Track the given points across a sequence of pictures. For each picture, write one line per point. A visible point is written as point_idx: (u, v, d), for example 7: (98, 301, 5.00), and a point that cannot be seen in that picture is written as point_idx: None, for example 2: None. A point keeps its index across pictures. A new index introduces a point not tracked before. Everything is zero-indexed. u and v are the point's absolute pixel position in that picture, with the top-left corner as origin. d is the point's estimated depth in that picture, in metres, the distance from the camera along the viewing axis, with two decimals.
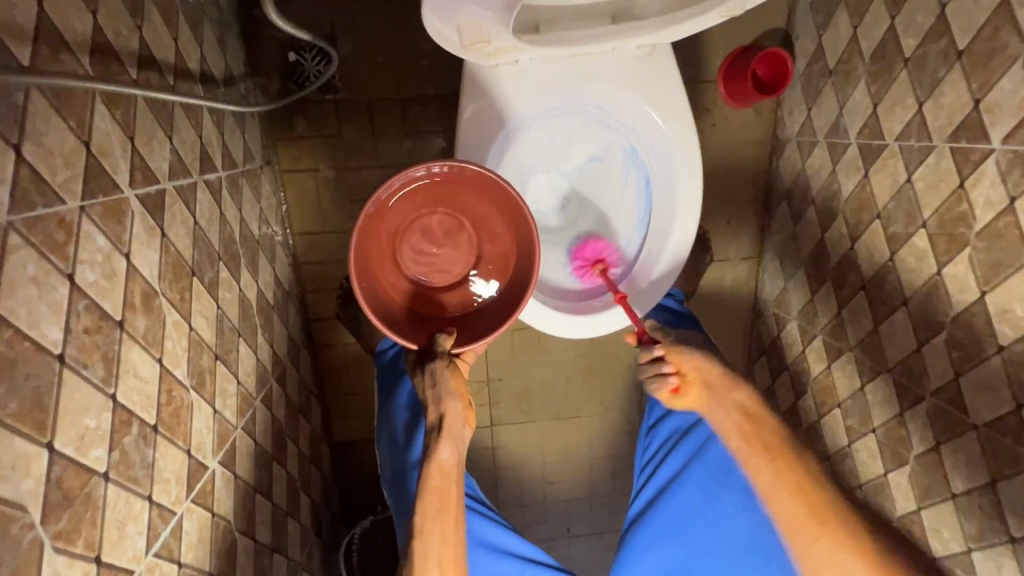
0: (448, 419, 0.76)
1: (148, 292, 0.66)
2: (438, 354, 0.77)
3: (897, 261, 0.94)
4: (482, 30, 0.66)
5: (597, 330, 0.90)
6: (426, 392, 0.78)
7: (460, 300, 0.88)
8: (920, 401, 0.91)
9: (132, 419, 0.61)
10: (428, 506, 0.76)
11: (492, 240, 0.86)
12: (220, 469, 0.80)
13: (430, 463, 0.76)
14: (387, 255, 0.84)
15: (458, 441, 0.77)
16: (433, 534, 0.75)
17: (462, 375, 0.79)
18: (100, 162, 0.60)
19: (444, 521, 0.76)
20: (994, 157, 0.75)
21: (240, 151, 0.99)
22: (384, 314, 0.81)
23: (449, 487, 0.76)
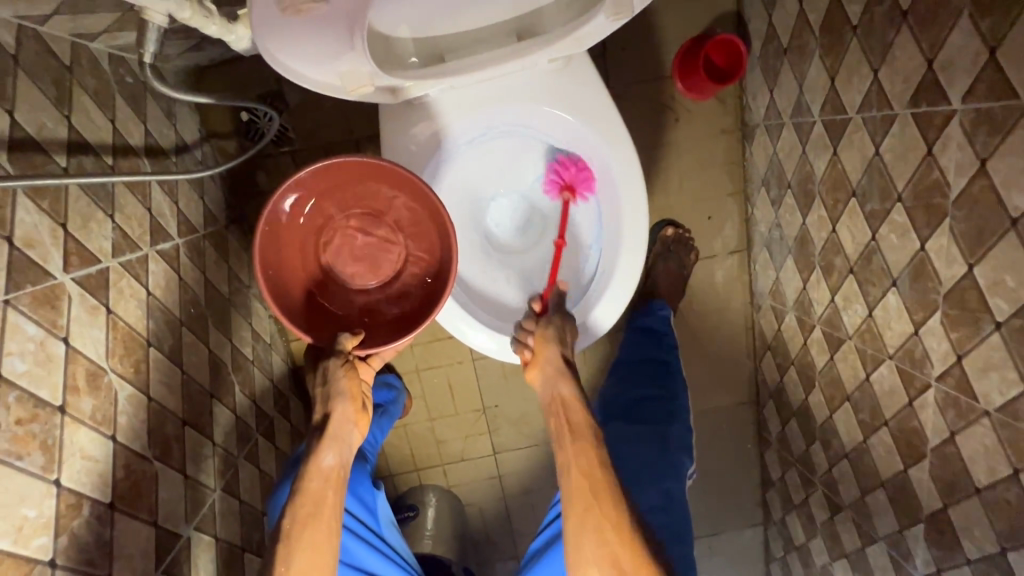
0: (335, 419, 0.81)
1: (93, 372, 0.68)
2: (335, 353, 0.79)
3: (880, 239, 0.87)
4: (360, 75, 0.64)
5: None
6: (318, 389, 0.82)
7: (385, 299, 0.88)
8: (927, 389, 0.84)
9: (82, 501, 0.62)
10: (299, 512, 0.76)
11: (418, 240, 0.85)
12: (196, 535, 0.80)
13: (310, 468, 0.79)
14: (301, 242, 0.83)
15: (343, 447, 0.81)
16: (302, 541, 0.75)
17: (357, 376, 0.82)
18: (26, 254, 0.61)
19: (315, 527, 0.76)
20: (957, 119, 0.69)
21: (199, 216, 1.01)
22: (301, 315, 0.81)
23: (325, 494, 0.78)
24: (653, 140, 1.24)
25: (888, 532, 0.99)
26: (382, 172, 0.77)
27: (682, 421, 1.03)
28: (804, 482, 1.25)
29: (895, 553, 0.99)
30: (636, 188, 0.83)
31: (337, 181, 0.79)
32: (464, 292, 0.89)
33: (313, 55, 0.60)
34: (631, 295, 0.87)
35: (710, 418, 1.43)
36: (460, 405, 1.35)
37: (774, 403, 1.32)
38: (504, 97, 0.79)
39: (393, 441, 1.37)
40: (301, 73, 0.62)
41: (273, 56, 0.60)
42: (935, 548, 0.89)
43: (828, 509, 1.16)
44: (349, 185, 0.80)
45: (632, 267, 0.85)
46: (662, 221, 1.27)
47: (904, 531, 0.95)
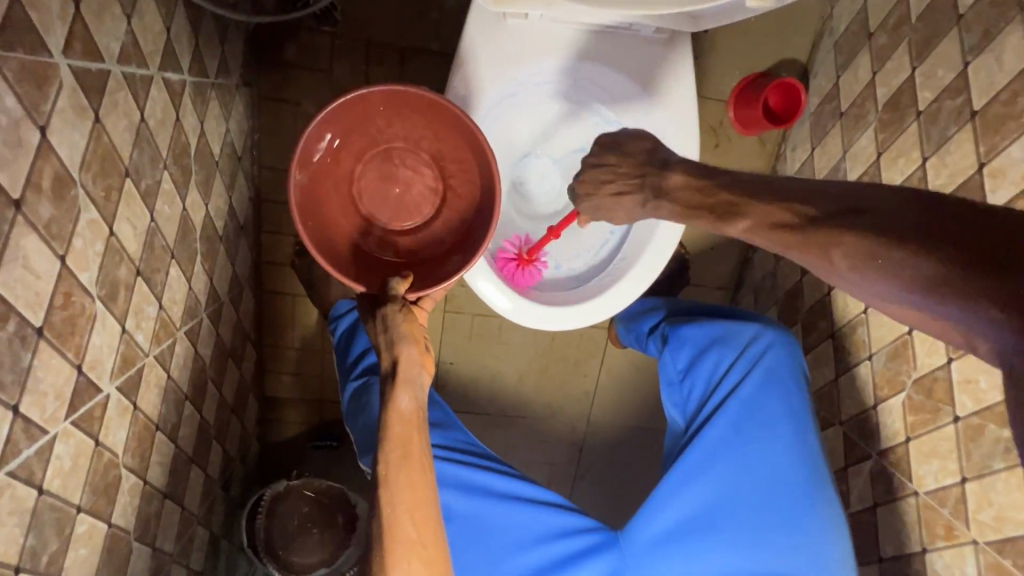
0: (403, 363, 0.69)
1: (61, 178, 0.58)
2: (390, 297, 0.71)
3: (870, 313, 0.91)
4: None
5: (577, 320, 0.85)
6: (377, 338, 0.70)
7: (443, 233, 0.81)
8: (866, 459, 0.90)
9: (10, 314, 0.53)
10: (389, 455, 0.68)
11: (449, 163, 0.79)
12: (117, 395, 0.72)
13: (389, 411, 0.69)
14: (337, 188, 0.77)
15: (417, 386, 0.70)
16: (398, 479, 0.67)
17: (417, 321, 0.72)
18: (29, 13, 0.51)
19: (409, 467, 0.68)
20: None
21: (215, 60, 0.90)
22: (356, 273, 0.76)
23: (411, 435, 0.69)
24: None
25: None
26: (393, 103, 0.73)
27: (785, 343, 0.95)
28: None
29: None
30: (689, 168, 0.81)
31: (350, 137, 0.75)
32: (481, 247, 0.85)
33: None
34: (643, 291, 0.86)
35: None
36: None
37: None
38: (581, 48, 0.78)
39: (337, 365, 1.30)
40: None
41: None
42: None
43: None
44: (359, 139, 0.76)
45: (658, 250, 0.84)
46: None
47: None
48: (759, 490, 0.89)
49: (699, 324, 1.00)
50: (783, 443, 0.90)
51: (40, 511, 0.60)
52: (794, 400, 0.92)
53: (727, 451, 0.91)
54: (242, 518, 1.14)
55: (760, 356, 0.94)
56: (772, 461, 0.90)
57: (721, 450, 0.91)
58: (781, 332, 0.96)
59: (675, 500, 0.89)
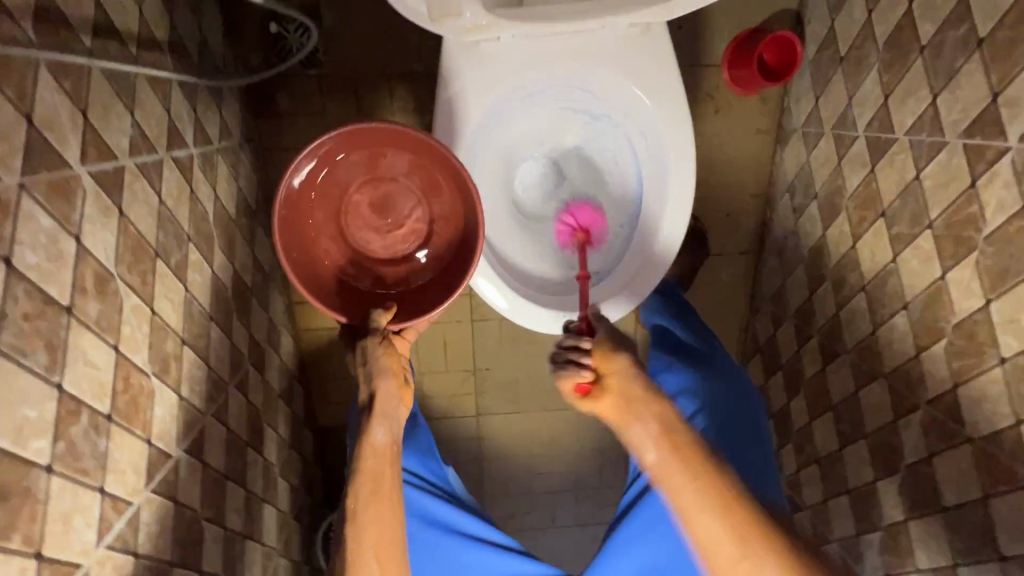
0: (380, 398, 0.74)
1: (101, 275, 0.63)
2: (373, 330, 0.74)
3: (900, 262, 0.89)
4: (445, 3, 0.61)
5: (594, 317, 0.85)
6: (357, 370, 0.75)
7: (426, 265, 0.83)
8: (914, 410, 0.88)
9: (81, 408, 0.59)
10: (360, 490, 0.71)
11: (432, 199, 0.81)
12: (186, 457, 0.78)
13: (364, 446, 0.73)
14: (324, 221, 0.80)
15: (393, 422, 0.74)
16: (366, 515, 0.70)
17: (397, 352, 0.76)
18: (45, 136, 0.56)
19: (377, 505, 0.71)
20: (1009, 156, 0.70)
21: (216, 127, 0.94)
22: (341, 304, 0.79)
23: (383, 470, 0.72)
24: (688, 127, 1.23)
25: (844, 535, 1.05)
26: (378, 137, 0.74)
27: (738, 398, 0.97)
28: None
29: (849, 555, 1.04)
30: (686, 166, 0.80)
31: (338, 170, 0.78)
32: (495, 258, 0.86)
33: None
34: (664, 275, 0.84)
35: None
36: (452, 364, 1.34)
37: None
38: (554, 55, 0.77)
39: None
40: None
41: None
42: (888, 554, 0.95)
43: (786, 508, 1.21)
44: (343, 171, 0.78)
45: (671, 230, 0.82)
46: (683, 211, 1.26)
47: (860, 536, 1.01)
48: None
49: (661, 374, 1.01)
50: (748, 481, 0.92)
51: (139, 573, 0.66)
52: (749, 456, 0.93)
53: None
54: (317, 543, 1.22)
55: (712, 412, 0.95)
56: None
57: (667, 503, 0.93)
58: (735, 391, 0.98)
59: (636, 544, 0.93)
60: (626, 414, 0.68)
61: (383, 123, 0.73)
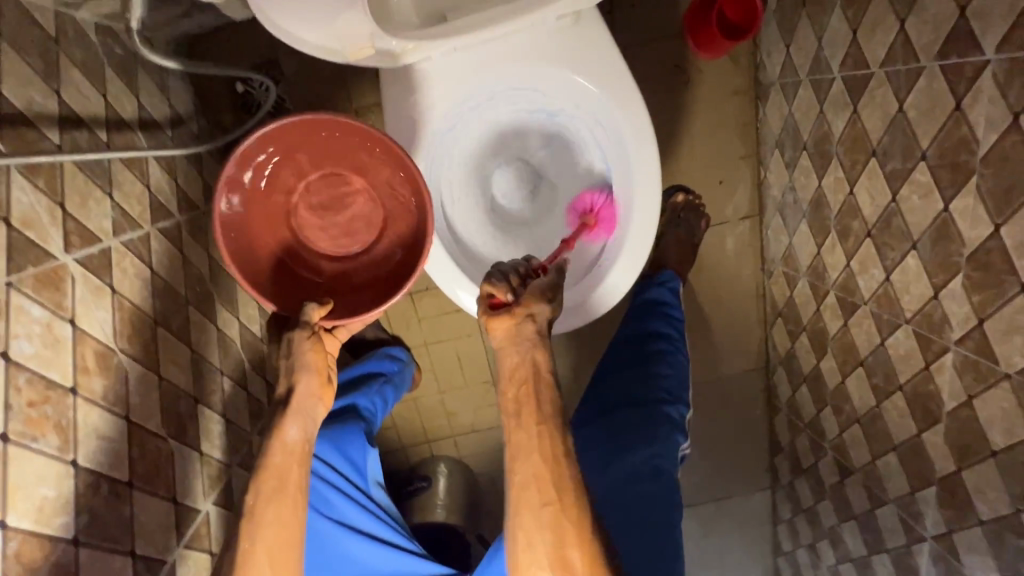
0: (296, 393, 0.73)
1: (102, 352, 0.67)
2: (301, 323, 0.71)
3: (901, 200, 0.84)
4: (360, 36, 0.63)
5: (578, 318, 0.85)
6: (280, 360, 0.73)
7: (370, 267, 0.80)
8: (945, 352, 0.82)
9: (99, 480, 0.63)
10: (262, 486, 0.70)
11: (386, 200, 0.78)
12: (215, 509, 0.83)
13: (274, 441, 0.72)
14: (272, 207, 0.76)
15: (309, 421, 0.74)
16: (267, 514, 0.69)
17: (326, 349, 0.74)
18: (26, 234, 0.60)
19: (280, 502, 0.70)
20: (988, 70, 0.65)
21: (199, 192, 0.99)
22: (278, 298, 0.75)
23: (290, 469, 0.71)
24: (663, 101, 1.20)
25: (899, 494, 0.97)
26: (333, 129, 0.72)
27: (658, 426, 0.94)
28: (814, 447, 1.23)
29: (906, 515, 0.96)
30: (647, 146, 0.79)
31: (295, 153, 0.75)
32: (475, 269, 0.87)
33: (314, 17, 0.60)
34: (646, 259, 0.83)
35: (720, 386, 1.42)
36: (469, 378, 1.34)
37: (784, 370, 1.31)
38: (492, 63, 0.77)
39: (404, 412, 1.37)
40: (304, 40, 0.62)
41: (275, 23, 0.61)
42: (946, 509, 0.87)
43: (836, 473, 1.15)
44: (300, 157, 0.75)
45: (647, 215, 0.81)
46: (674, 186, 1.23)
47: (916, 494, 0.93)
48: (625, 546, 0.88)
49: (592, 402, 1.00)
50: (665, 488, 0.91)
51: None
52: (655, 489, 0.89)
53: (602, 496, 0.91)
54: None
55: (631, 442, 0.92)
56: (649, 504, 0.89)
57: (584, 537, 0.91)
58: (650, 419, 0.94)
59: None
60: (521, 367, 0.67)
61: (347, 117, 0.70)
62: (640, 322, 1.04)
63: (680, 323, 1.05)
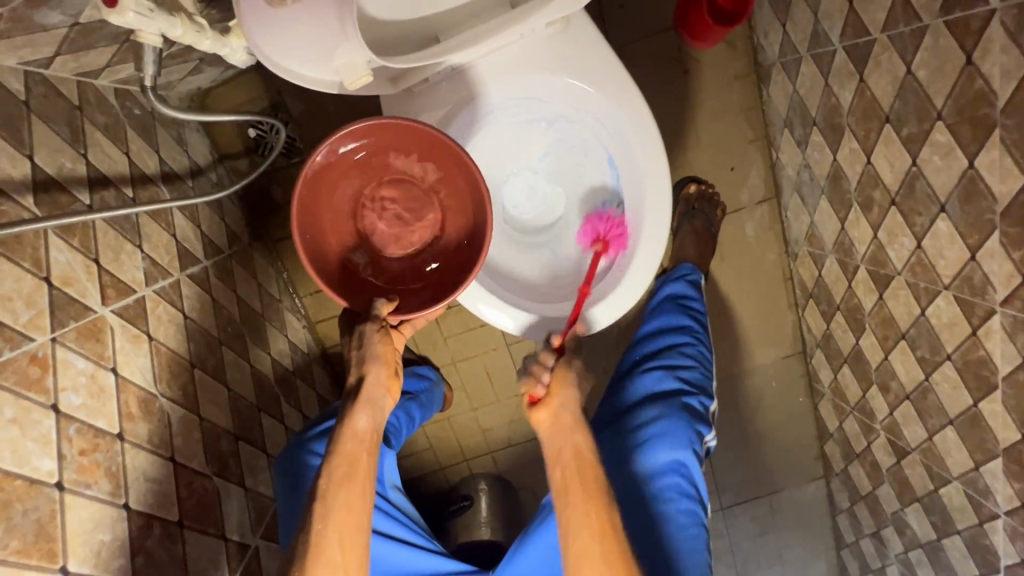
0: (367, 383, 0.75)
1: (145, 397, 0.70)
2: (372, 317, 0.74)
3: (922, 164, 0.81)
4: (357, 65, 0.64)
5: (602, 319, 0.85)
6: (352, 352, 0.76)
7: (432, 262, 0.82)
8: (991, 315, 0.78)
9: (152, 522, 0.65)
10: (334, 471, 0.70)
11: (445, 199, 0.80)
12: (263, 542, 0.84)
13: (345, 428, 0.74)
14: (336, 207, 0.78)
15: (377, 410, 0.75)
16: (338, 498, 0.69)
17: (393, 342, 0.77)
18: (66, 292, 0.63)
19: (350, 488, 0.70)
20: (995, 18, 0.63)
21: (223, 236, 1.03)
22: (346, 296, 0.78)
23: (360, 455, 0.72)
24: (664, 95, 1.20)
25: (962, 470, 0.92)
26: (402, 133, 0.74)
27: (680, 418, 0.90)
28: (865, 429, 1.18)
29: (973, 491, 0.91)
30: (652, 140, 0.80)
31: (357, 155, 0.76)
32: (494, 280, 0.88)
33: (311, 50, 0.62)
34: (664, 251, 0.83)
35: (757, 375, 1.38)
36: (501, 392, 1.33)
37: (823, 352, 1.27)
38: (488, 78, 0.78)
39: (439, 432, 1.37)
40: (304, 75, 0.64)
41: (275, 62, 0.62)
42: (1016, 482, 0.82)
43: (892, 454, 1.09)
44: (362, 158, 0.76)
45: (662, 207, 0.82)
46: (685, 178, 1.22)
47: (981, 468, 0.88)
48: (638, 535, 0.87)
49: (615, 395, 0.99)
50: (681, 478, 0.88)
51: None
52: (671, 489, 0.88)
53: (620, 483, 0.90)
54: None
55: (651, 438, 0.89)
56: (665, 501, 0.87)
57: None
58: (672, 414, 0.90)
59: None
60: (564, 448, 0.73)
61: (409, 119, 0.71)
62: (663, 316, 1.02)
63: (701, 315, 1.03)
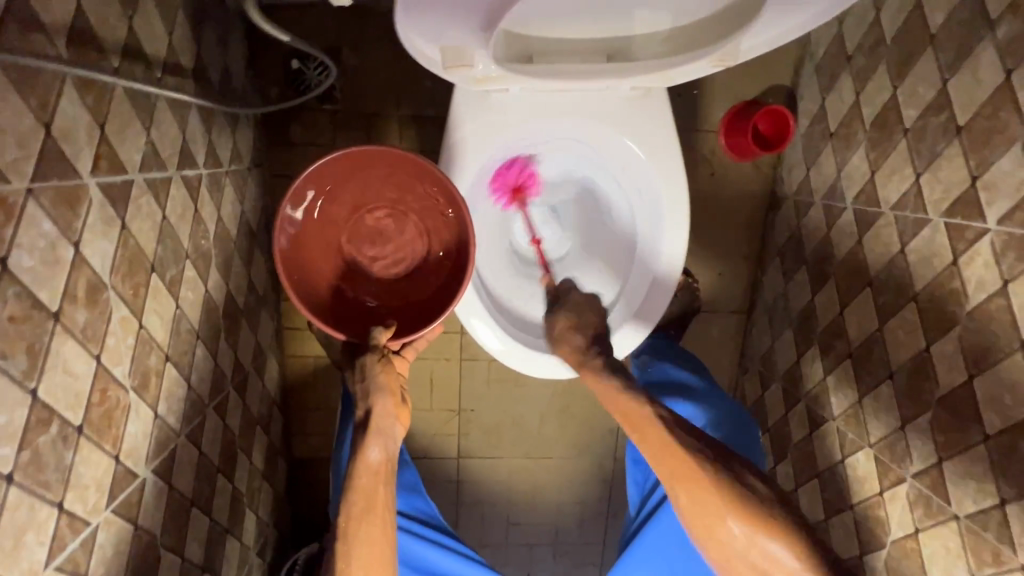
0: (375, 416, 0.76)
1: (94, 284, 0.63)
2: (372, 347, 0.75)
3: (886, 331, 0.89)
4: (463, 54, 0.66)
5: (576, 369, 0.88)
6: (356, 386, 0.77)
7: (428, 274, 0.84)
8: (899, 484, 0.87)
9: (53, 417, 0.58)
10: (352, 508, 0.73)
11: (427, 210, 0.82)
12: (152, 478, 0.76)
13: (358, 463, 0.75)
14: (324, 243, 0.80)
15: (388, 440, 0.76)
16: (358, 533, 0.73)
17: (395, 370, 0.77)
18: (61, 145, 0.58)
19: (372, 523, 0.74)
20: (989, 238, 0.73)
21: (228, 151, 0.98)
22: (348, 324, 0.79)
23: (376, 489, 0.75)
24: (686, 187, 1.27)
25: None
26: (379, 161, 0.76)
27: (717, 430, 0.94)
28: None
29: None
30: (679, 204, 0.85)
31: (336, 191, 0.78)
32: (488, 298, 0.89)
33: (428, 26, 0.61)
34: (655, 324, 0.88)
35: None
36: (436, 403, 1.31)
37: None
38: (560, 111, 0.81)
39: None
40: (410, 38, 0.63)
41: (400, 22, 0.60)
42: None
43: None
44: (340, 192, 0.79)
45: (670, 262, 0.86)
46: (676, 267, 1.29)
47: None
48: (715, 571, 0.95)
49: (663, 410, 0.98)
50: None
51: None
52: None
53: (678, 546, 0.96)
54: None
55: None
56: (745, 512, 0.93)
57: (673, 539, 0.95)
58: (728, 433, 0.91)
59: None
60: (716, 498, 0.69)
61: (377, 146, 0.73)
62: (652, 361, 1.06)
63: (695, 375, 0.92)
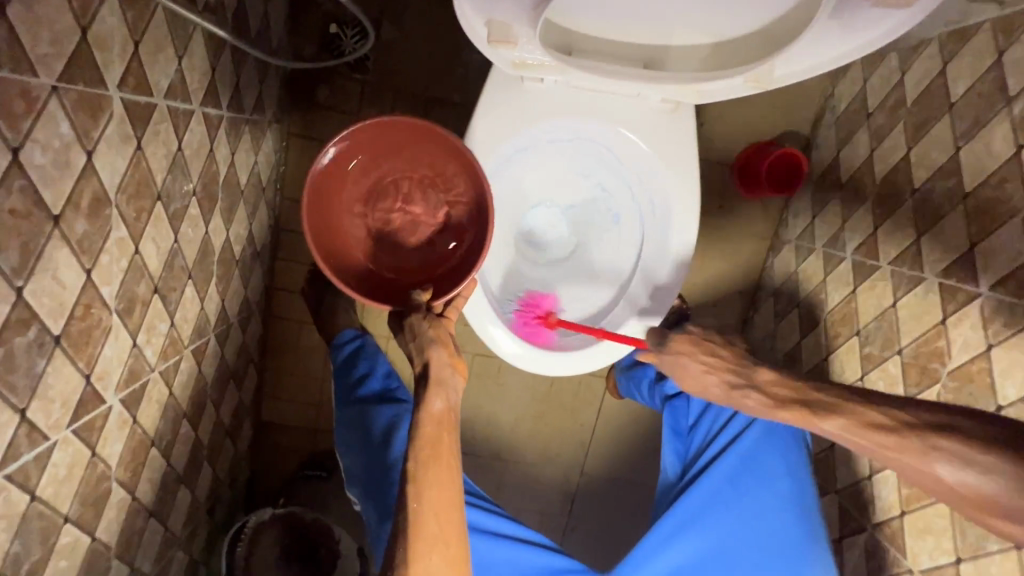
0: (433, 366, 0.70)
1: (98, 198, 0.62)
2: (415, 307, 0.74)
3: (867, 381, 0.93)
4: (509, 31, 0.66)
5: (565, 367, 0.89)
6: (406, 347, 0.72)
7: (453, 238, 0.83)
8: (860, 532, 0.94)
9: (33, 321, 0.56)
10: (419, 453, 0.68)
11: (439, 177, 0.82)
12: (118, 407, 0.74)
13: (420, 413, 0.69)
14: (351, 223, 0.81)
15: (449, 392, 0.71)
16: (429, 482, 0.68)
17: (443, 326, 0.74)
18: (93, 52, 0.57)
19: (438, 467, 0.68)
20: (978, 301, 0.75)
21: (252, 99, 0.97)
22: (385, 296, 0.79)
23: (442, 437, 0.69)
24: None
25: None
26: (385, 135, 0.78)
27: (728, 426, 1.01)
28: None
29: None
30: (689, 220, 0.87)
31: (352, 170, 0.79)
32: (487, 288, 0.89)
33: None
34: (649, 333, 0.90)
35: None
36: None
37: None
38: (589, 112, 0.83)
39: None
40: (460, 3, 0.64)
41: None
42: None
43: None
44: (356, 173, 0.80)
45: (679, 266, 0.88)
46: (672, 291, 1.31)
47: None
48: (746, 544, 0.96)
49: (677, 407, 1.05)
50: (776, 499, 0.97)
51: (30, 517, 0.60)
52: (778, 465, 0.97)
53: (716, 513, 0.97)
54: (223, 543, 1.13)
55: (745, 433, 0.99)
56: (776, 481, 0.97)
57: (715, 503, 0.97)
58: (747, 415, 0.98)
59: (671, 547, 0.96)
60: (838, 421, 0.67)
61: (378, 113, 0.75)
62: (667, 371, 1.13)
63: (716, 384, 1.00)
